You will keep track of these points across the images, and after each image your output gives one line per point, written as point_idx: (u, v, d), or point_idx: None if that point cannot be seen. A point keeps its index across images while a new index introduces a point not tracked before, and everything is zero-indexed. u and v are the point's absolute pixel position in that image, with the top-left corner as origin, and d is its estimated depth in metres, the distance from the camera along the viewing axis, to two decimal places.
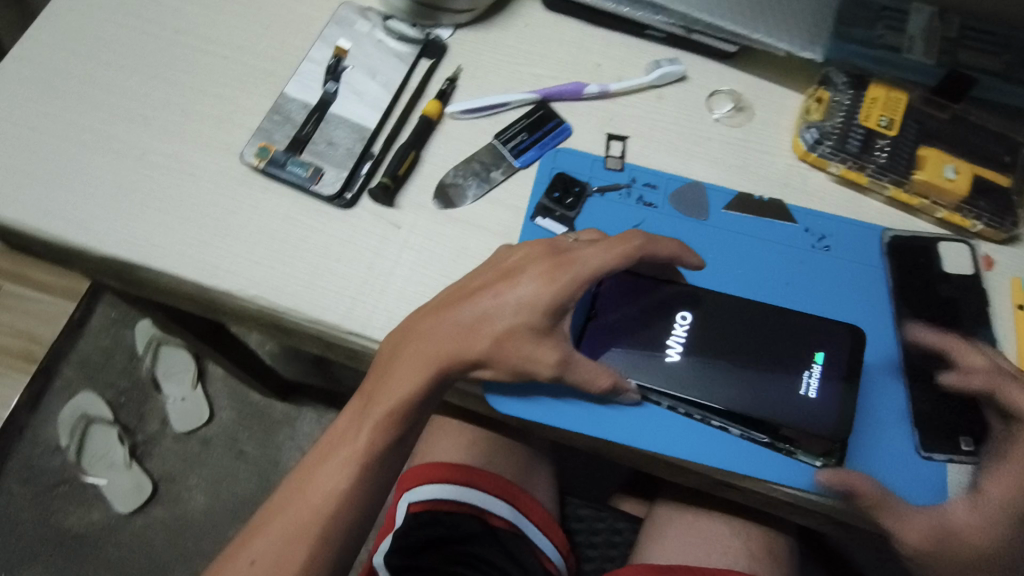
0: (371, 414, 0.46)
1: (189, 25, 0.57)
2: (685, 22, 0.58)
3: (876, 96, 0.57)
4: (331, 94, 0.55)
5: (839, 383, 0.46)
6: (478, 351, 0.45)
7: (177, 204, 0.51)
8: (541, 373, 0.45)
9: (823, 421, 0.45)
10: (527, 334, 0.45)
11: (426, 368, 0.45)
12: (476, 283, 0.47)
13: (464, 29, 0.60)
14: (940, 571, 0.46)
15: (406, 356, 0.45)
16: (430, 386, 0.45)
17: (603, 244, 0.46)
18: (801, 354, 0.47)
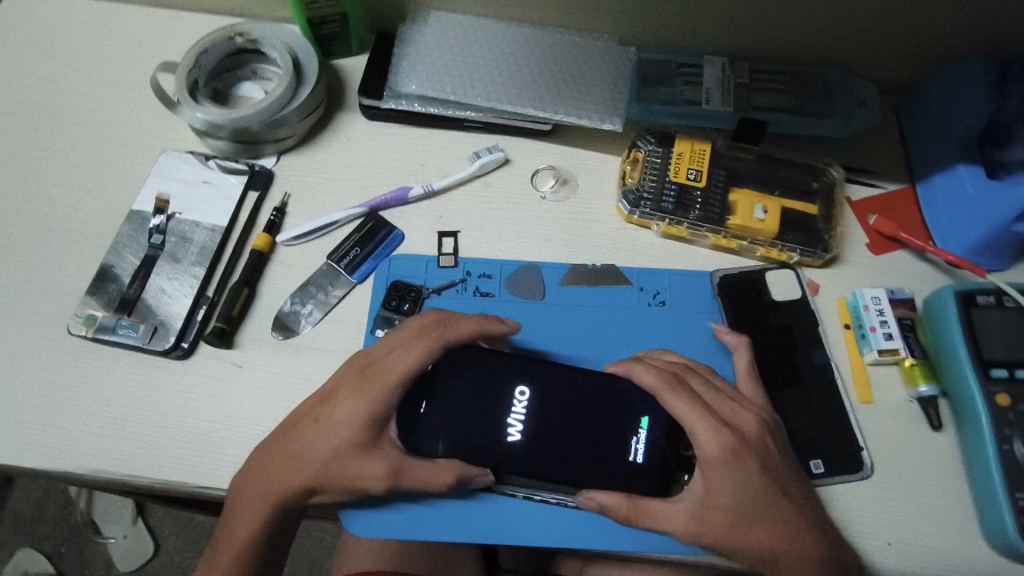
0: (220, 558, 0.48)
1: (6, 203, 0.57)
2: (496, 112, 0.61)
3: (683, 151, 0.60)
4: (157, 247, 0.55)
5: (665, 442, 0.49)
6: (307, 478, 0.46)
7: (9, 391, 0.50)
8: (373, 488, 0.46)
9: (651, 484, 0.48)
10: (350, 452, 0.46)
11: (263, 505, 0.46)
12: (301, 410, 0.48)
13: (289, 154, 0.62)
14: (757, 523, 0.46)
15: (240, 495, 0.47)
16: (273, 520, 0.47)
17: (406, 345, 0.48)
18: (627, 421, 0.49)
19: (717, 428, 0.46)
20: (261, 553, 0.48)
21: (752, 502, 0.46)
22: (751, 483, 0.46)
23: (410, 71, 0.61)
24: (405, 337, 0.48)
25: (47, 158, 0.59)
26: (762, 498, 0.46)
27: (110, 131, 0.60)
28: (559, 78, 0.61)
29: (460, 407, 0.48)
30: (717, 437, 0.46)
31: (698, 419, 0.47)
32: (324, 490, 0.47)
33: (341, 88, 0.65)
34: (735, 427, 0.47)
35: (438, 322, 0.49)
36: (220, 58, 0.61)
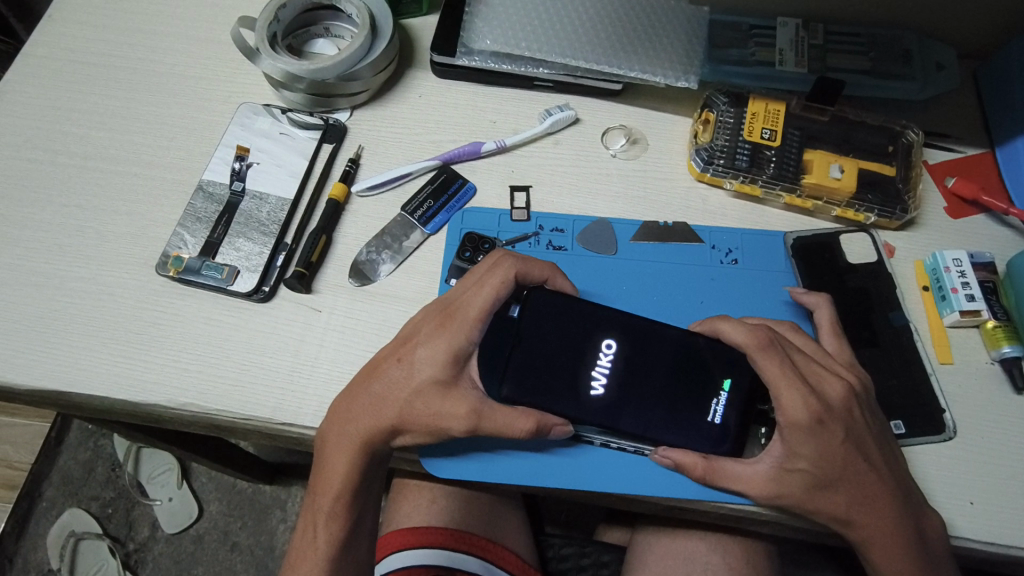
0: (321, 499, 0.50)
1: (97, 150, 0.59)
2: (568, 70, 0.62)
3: (756, 111, 0.59)
4: (238, 193, 0.57)
5: (744, 408, 0.49)
6: (391, 417, 0.47)
7: (93, 327, 0.52)
8: (455, 428, 0.46)
9: (730, 443, 0.48)
10: (432, 390, 0.46)
11: (352, 447, 0.47)
12: (381, 355, 0.49)
13: (361, 109, 0.63)
14: (846, 485, 0.45)
15: (330, 440, 0.48)
16: (364, 461, 0.48)
17: (480, 282, 0.49)
18: (710, 383, 0.49)
19: (804, 394, 0.45)
20: (358, 495, 0.50)
21: (835, 468, 0.45)
22: (837, 449, 0.45)
23: (481, 26, 0.61)
24: (479, 276, 0.49)
25: (134, 110, 0.61)
26: (851, 462, 0.45)
27: (196, 86, 0.63)
28: (630, 36, 0.61)
29: (547, 355, 0.49)
30: (803, 403, 0.45)
31: (785, 385, 0.46)
32: (409, 431, 0.47)
33: (411, 47, 0.66)
34: (821, 395, 0.46)
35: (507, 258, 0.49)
36: (297, 13, 0.62)
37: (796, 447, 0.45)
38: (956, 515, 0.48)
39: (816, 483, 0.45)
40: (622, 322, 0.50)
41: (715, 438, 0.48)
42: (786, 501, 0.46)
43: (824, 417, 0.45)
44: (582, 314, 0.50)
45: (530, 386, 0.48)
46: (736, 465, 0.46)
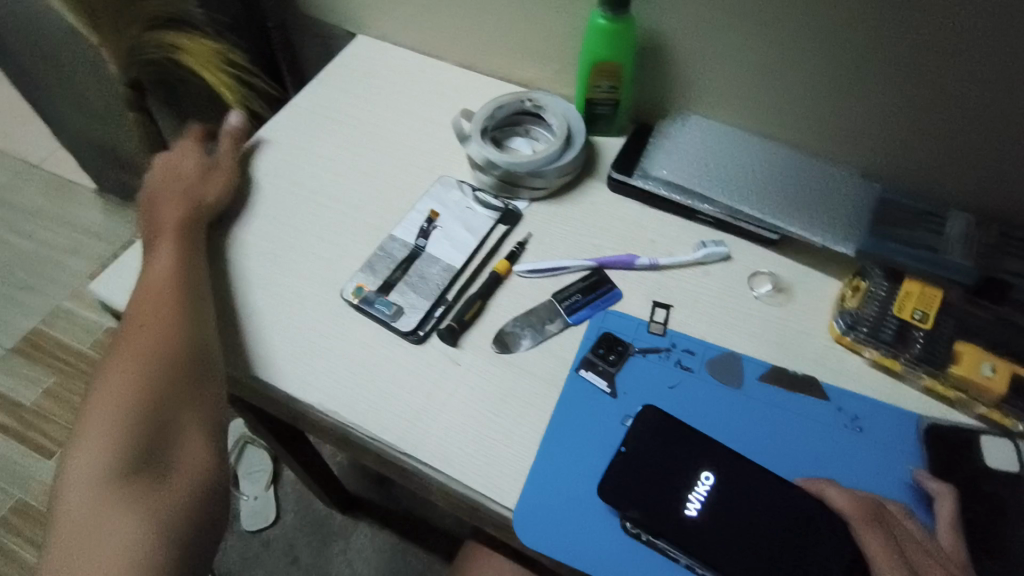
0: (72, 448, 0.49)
1: (323, 187, 0.72)
2: (731, 211, 0.67)
3: (910, 290, 0.60)
4: (420, 248, 0.67)
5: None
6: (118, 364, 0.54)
7: (280, 326, 0.62)
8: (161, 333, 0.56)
9: None
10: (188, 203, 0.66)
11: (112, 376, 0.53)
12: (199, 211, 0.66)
13: (538, 202, 0.71)
14: None
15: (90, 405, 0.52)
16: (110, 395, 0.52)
17: (156, 263, 0.61)
18: (807, 541, 0.49)
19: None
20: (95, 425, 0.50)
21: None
22: None
23: (664, 158, 0.71)
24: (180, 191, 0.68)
25: (359, 162, 0.74)
26: None
27: (411, 155, 0.75)
28: (798, 197, 0.67)
29: (652, 466, 0.53)
30: None
31: (886, 561, 0.47)
32: (121, 374, 0.53)
33: (594, 159, 0.75)
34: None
35: (163, 189, 0.68)
36: (509, 113, 0.74)
37: None
38: None
39: None
40: (730, 456, 0.53)
41: None
42: None
43: None
44: (689, 439, 0.54)
45: (629, 488, 0.52)
46: None
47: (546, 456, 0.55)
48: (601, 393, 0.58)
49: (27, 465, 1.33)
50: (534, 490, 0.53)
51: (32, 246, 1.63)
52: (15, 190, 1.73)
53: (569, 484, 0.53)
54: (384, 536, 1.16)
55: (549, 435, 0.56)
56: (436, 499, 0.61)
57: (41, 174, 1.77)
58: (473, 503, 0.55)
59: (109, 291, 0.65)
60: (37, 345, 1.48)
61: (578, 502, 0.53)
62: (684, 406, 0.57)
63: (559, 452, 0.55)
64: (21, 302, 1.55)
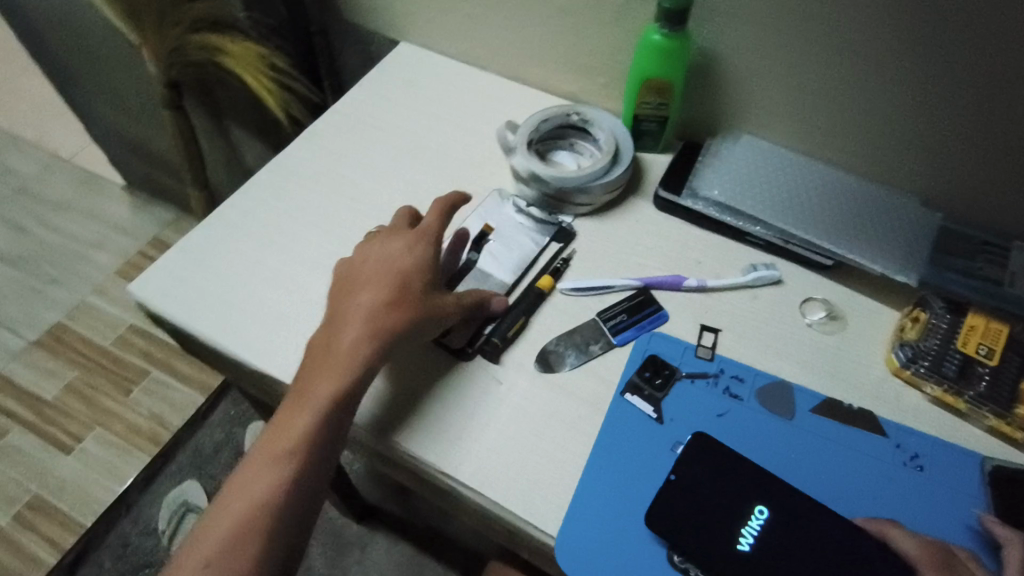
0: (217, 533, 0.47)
1: (364, 195, 0.71)
2: (783, 233, 0.65)
3: (975, 324, 0.58)
4: (471, 262, 0.65)
5: None
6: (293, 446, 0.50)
7: None
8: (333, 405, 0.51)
9: None
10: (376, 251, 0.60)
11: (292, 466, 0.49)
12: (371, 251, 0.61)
13: (582, 218, 0.70)
14: None
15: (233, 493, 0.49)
16: (280, 489, 0.49)
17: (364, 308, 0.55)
18: None
19: None
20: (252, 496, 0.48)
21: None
22: None
23: (712, 177, 0.69)
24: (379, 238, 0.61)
25: (401, 171, 0.73)
26: None
27: (453, 165, 0.74)
28: (854, 223, 0.65)
29: (702, 499, 0.50)
30: None
31: None
32: (302, 463, 0.49)
33: (640, 177, 0.73)
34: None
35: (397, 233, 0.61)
36: (554, 126, 0.72)
37: None
38: None
39: None
40: (784, 492, 0.50)
41: None
42: None
43: None
44: (741, 472, 0.51)
45: (678, 521, 0.49)
46: None
47: (590, 482, 0.53)
48: (647, 418, 0.56)
49: (46, 459, 1.33)
50: (578, 517, 0.51)
51: (60, 240, 1.64)
52: (46, 184, 1.75)
53: (613, 514, 0.51)
54: (400, 547, 1.14)
55: (593, 461, 0.54)
56: (471, 520, 0.59)
57: (72, 169, 1.78)
58: (512, 528, 0.53)
59: (148, 293, 0.64)
60: (61, 339, 1.48)
61: (624, 532, 0.50)
62: (734, 436, 0.55)
63: (604, 480, 0.53)
64: (47, 295, 1.55)
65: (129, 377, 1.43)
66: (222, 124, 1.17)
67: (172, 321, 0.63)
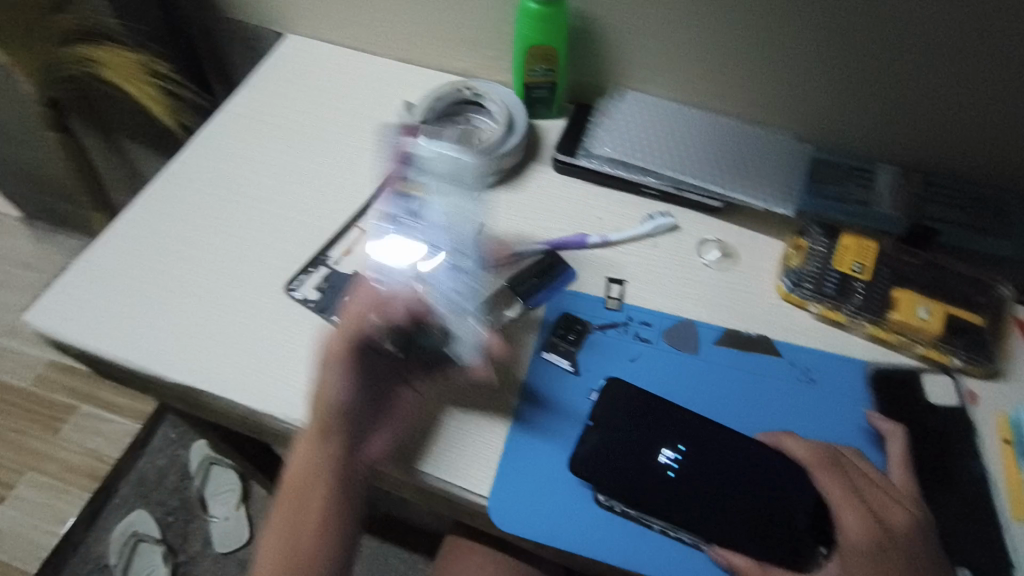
0: (269, 546, 0.53)
1: (265, 194, 0.71)
2: (674, 182, 0.68)
3: (848, 244, 0.64)
4: (333, 264, 0.66)
5: (801, 520, 0.50)
6: (306, 445, 0.54)
7: (233, 338, 0.61)
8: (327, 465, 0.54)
9: (782, 551, 0.49)
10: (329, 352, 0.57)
11: (308, 462, 0.54)
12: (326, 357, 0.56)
13: (485, 190, 0.71)
14: None
15: (286, 491, 0.55)
16: (314, 471, 0.54)
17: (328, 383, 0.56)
18: (770, 491, 0.51)
19: (865, 518, 0.48)
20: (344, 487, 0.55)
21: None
22: None
23: (604, 136, 0.72)
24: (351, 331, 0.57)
25: (300, 167, 0.73)
26: None
27: (353, 152, 0.74)
28: (736, 164, 0.69)
29: (618, 438, 0.54)
30: (863, 527, 0.47)
31: (848, 507, 0.48)
32: (318, 454, 0.54)
33: (537, 143, 0.75)
34: (885, 522, 0.47)
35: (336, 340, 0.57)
36: (448, 104, 0.73)
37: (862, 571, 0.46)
38: None
39: None
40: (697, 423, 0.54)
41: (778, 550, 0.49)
42: None
43: (885, 541, 0.47)
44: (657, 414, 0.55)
45: (598, 463, 0.53)
46: None
47: (516, 439, 0.55)
48: (563, 372, 0.58)
49: None
50: (507, 472, 0.54)
51: None
52: None
53: (540, 467, 0.54)
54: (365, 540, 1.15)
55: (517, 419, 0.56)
56: (412, 496, 0.61)
57: None
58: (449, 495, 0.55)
59: (47, 323, 0.62)
60: None
61: (551, 480, 0.53)
62: (645, 375, 0.58)
63: (530, 435, 0.55)
64: None
65: (55, 415, 1.37)
66: (113, 141, 1.12)
67: (77, 346, 0.61)
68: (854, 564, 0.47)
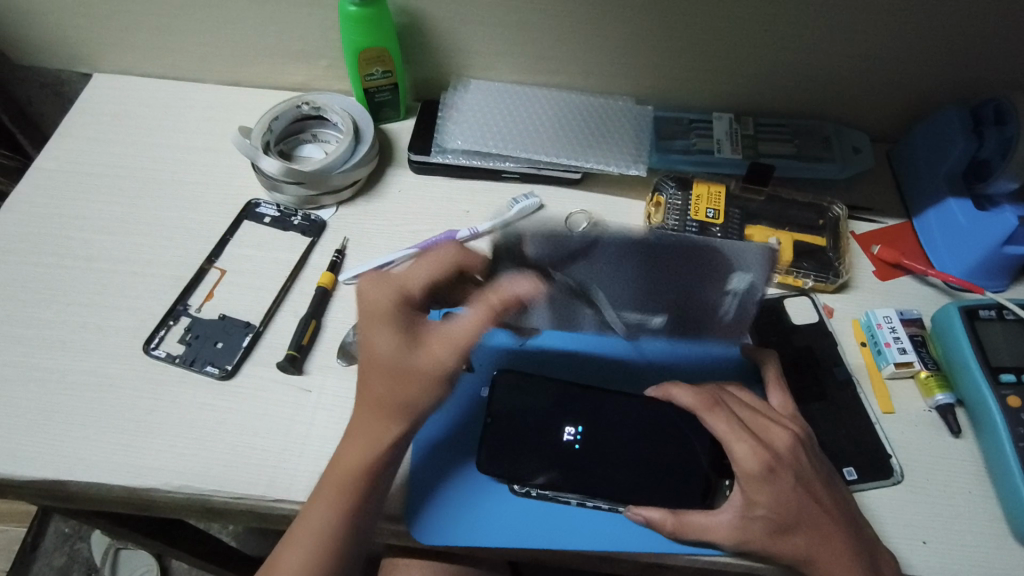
0: None
1: (102, 251, 0.64)
2: (532, 162, 0.69)
3: (700, 193, 0.67)
4: (192, 311, 0.61)
5: (703, 460, 0.53)
6: (333, 497, 0.48)
7: (94, 416, 0.55)
8: (377, 459, 0.48)
9: (691, 492, 0.51)
10: (394, 363, 0.49)
11: (327, 522, 0.47)
12: (381, 374, 0.49)
13: (345, 204, 0.69)
14: (808, 528, 0.48)
15: (292, 532, 0.48)
16: (337, 527, 0.48)
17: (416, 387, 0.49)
18: (670, 441, 0.53)
19: (753, 445, 0.49)
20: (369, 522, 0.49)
21: (791, 512, 0.48)
22: (792, 494, 0.49)
23: (453, 129, 0.71)
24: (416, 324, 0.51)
25: (137, 215, 0.67)
26: (811, 505, 0.49)
27: (196, 189, 0.69)
28: (586, 136, 0.71)
29: (519, 425, 0.54)
30: (753, 453, 0.49)
31: (736, 439, 0.50)
32: (342, 510, 0.48)
33: (390, 148, 0.73)
34: (769, 444, 0.50)
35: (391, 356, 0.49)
36: (289, 122, 0.70)
37: (762, 494, 0.49)
38: (910, 554, 0.52)
39: (780, 527, 0.49)
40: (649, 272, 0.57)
41: (688, 495, 0.51)
42: (750, 549, 0.49)
43: (773, 462, 0.49)
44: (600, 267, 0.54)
45: (508, 455, 0.53)
46: (705, 519, 0.49)
47: (421, 449, 0.54)
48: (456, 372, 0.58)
49: None
50: (421, 486, 0.53)
51: None
52: None
53: (452, 471, 0.53)
54: None
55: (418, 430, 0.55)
56: None
57: None
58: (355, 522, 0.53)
59: None
60: None
61: (466, 482, 0.53)
62: (534, 355, 0.59)
63: (435, 441, 0.54)
64: None
65: None
66: None
67: None
68: (755, 490, 0.49)
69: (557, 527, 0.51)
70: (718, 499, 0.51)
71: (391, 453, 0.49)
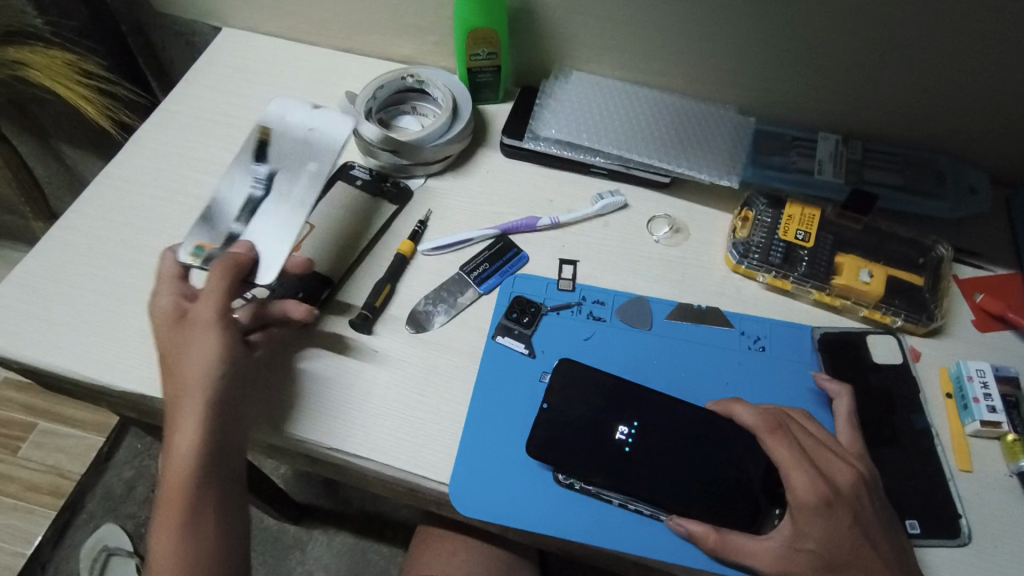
0: None
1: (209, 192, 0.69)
2: (622, 160, 0.69)
3: (792, 213, 0.64)
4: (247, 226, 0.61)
5: (756, 483, 0.51)
6: (177, 507, 0.47)
7: None
8: (198, 457, 0.47)
9: (739, 515, 0.50)
10: (173, 345, 0.51)
11: (172, 539, 0.46)
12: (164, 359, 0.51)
13: (435, 177, 0.71)
14: (858, 573, 0.46)
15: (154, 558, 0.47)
16: (182, 540, 0.46)
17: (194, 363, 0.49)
18: (724, 458, 0.52)
19: (812, 475, 0.48)
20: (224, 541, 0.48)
21: (842, 552, 0.47)
22: (847, 534, 0.47)
23: (548, 118, 0.71)
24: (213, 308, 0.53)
25: None
26: (864, 549, 0.47)
27: None
28: (681, 141, 0.69)
29: (571, 417, 0.54)
30: (812, 484, 0.48)
31: (795, 467, 0.48)
32: (189, 516, 0.47)
33: (485, 129, 0.75)
34: (829, 478, 0.48)
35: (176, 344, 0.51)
36: (392, 92, 0.72)
37: (814, 528, 0.47)
38: None
39: (827, 565, 0.47)
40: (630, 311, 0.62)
41: (735, 516, 0.50)
42: None
43: (831, 497, 0.47)
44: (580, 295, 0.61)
45: (557, 444, 0.53)
46: (750, 543, 0.48)
47: (473, 424, 0.55)
48: (518, 355, 0.59)
49: None
50: (468, 459, 0.54)
51: None
52: None
53: (500, 450, 0.54)
54: (342, 537, 1.11)
55: (474, 404, 0.56)
56: (375, 487, 0.60)
57: None
58: (392, 482, 0.55)
59: None
60: None
61: (511, 464, 0.54)
62: (594, 351, 0.59)
63: (487, 419, 0.55)
64: None
65: None
66: (49, 145, 1.07)
67: (18, 359, 0.59)
68: (807, 522, 0.47)
69: (596, 523, 0.51)
70: (766, 525, 0.50)
71: (211, 450, 0.48)
